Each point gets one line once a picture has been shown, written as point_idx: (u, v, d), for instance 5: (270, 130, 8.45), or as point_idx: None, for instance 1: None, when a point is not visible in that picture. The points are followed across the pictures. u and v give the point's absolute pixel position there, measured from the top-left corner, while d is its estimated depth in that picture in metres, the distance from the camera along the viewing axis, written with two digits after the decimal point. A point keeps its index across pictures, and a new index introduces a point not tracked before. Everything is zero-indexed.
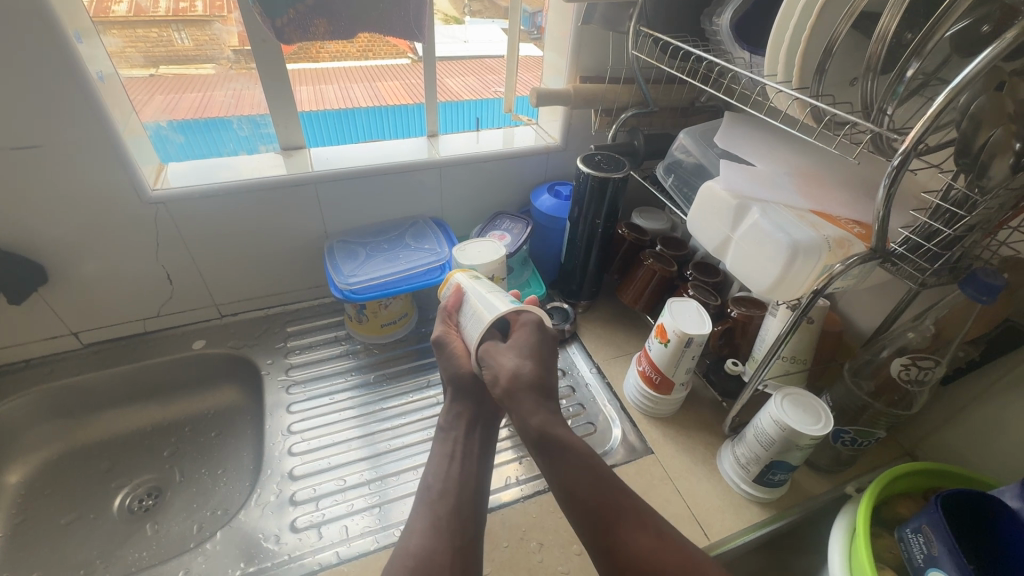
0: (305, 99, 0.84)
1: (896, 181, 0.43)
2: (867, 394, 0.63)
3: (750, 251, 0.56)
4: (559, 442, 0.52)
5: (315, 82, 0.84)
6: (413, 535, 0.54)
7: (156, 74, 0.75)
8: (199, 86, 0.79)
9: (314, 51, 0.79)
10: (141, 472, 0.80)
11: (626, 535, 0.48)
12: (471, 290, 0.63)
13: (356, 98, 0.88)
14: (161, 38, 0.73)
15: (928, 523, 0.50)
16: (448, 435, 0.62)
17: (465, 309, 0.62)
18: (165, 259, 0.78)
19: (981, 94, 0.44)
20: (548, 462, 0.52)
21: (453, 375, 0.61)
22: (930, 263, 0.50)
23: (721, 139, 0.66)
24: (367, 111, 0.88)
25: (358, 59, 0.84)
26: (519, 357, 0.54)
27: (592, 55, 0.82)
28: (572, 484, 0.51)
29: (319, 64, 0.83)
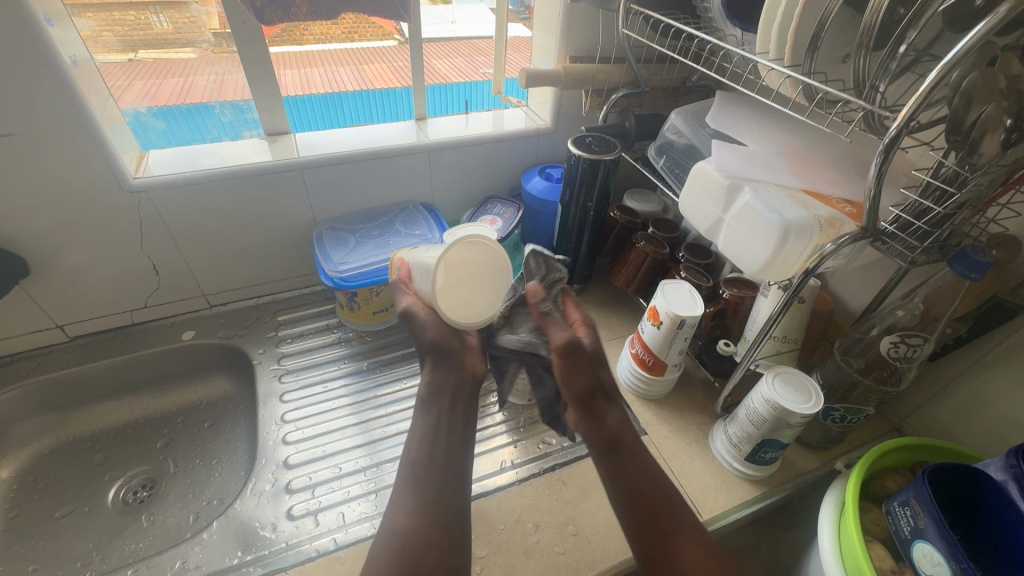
0: (291, 82, 0.82)
1: (887, 159, 0.43)
2: (856, 371, 0.64)
3: (742, 231, 0.56)
4: (629, 445, 0.62)
5: (300, 65, 0.82)
6: (399, 511, 0.54)
7: (135, 58, 0.73)
8: (181, 71, 0.76)
9: (299, 33, 0.76)
10: (134, 464, 0.80)
11: (677, 540, 0.54)
12: (414, 256, 0.65)
13: (343, 81, 0.86)
14: (139, 22, 0.71)
15: (915, 497, 0.51)
16: (431, 408, 0.61)
17: (417, 273, 0.64)
18: (150, 250, 0.77)
19: (973, 69, 0.43)
20: (615, 462, 0.61)
21: (434, 339, 0.62)
22: (920, 241, 0.50)
23: (712, 118, 0.65)
24: (354, 95, 0.86)
25: (342, 41, 0.82)
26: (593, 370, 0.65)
27: (581, 34, 0.80)
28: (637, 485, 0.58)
29: (303, 47, 0.80)
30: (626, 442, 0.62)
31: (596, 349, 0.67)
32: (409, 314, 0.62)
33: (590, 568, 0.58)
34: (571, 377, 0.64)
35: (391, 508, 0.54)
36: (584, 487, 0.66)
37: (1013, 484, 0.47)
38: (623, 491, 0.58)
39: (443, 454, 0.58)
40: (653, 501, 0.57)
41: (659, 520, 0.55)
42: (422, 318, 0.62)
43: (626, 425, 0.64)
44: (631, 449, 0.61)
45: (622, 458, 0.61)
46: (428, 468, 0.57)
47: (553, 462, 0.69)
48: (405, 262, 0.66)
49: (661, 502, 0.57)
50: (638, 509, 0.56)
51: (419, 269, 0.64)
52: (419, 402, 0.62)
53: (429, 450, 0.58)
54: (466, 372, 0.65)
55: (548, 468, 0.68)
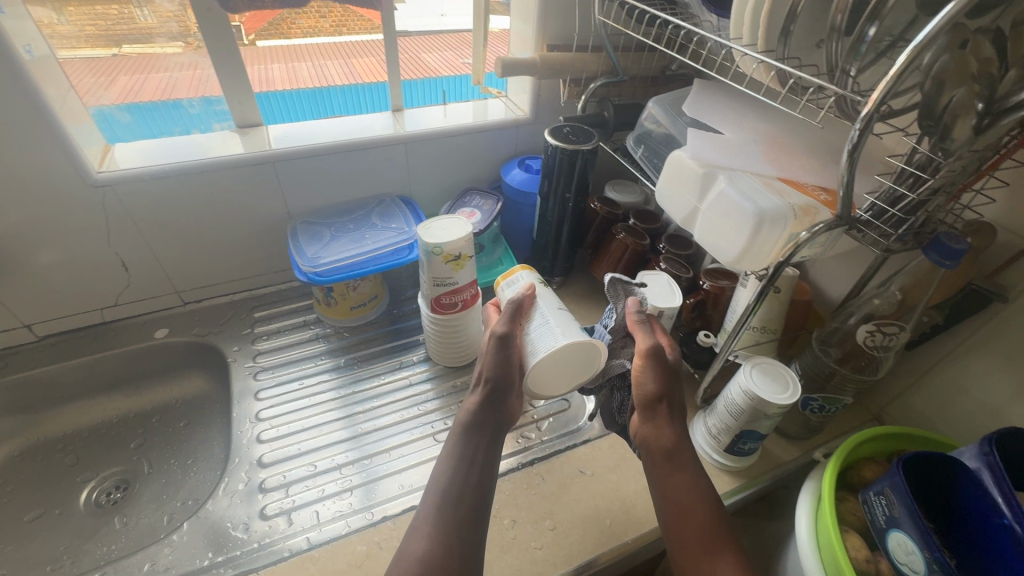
0: (279, 77, 0.83)
1: (859, 145, 0.42)
2: (834, 360, 0.64)
3: (717, 221, 0.55)
4: (682, 464, 0.58)
5: (287, 59, 0.82)
6: (418, 538, 0.49)
7: (119, 53, 0.72)
8: (165, 66, 0.75)
9: (285, 26, 0.76)
10: (107, 465, 0.78)
11: (711, 556, 0.52)
12: (544, 301, 0.62)
13: (332, 76, 0.86)
14: (123, 15, 0.69)
15: (890, 486, 0.51)
16: (471, 436, 0.57)
17: (536, 320, 0.61)
18: (118, 246, 0.75)
19: (945, 53, 0.41)
20: (669, 472, 0.58)
21: (497, 375, 0.59)
22: (894, 229, 0.49)
23: (689, 107, 0.64)
24: (343, 89, 0.87)
25: (331, 36, 0.82)
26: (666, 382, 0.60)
27: (557, 23, 0.79)
28: (682, 501, 0.56)
29: (291, 41, 0.80)
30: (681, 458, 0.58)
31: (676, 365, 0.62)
32: (505, 339, 0.60)
33: (568, 563, 0.58)
34: (646, 377, 0.60)
35: (410, 535, 0.50)
36: (563, 481, 0.65)
37: (986, 471, 0.47)
38: (670, 503, 0.56)
39: (475, 478, 0.55)
40: (702, 522, 0.54)
41: (704, 535, 0.53)
42: (506, 354, 0.59)
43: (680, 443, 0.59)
44: (681, 466, 0.58)
45: (677, 474, 0.57)
46: (454, 496, 0.52)
47: (532, 457, 0.68)
48: (532, 294, 0.63)
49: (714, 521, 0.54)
50: (687, 525, 0.54)
51: (537, 318, 0.61)
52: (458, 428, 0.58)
53: (463, 478, 0.54)
54: (503, 416, 0.61)
55: (527, 462, 0.67)
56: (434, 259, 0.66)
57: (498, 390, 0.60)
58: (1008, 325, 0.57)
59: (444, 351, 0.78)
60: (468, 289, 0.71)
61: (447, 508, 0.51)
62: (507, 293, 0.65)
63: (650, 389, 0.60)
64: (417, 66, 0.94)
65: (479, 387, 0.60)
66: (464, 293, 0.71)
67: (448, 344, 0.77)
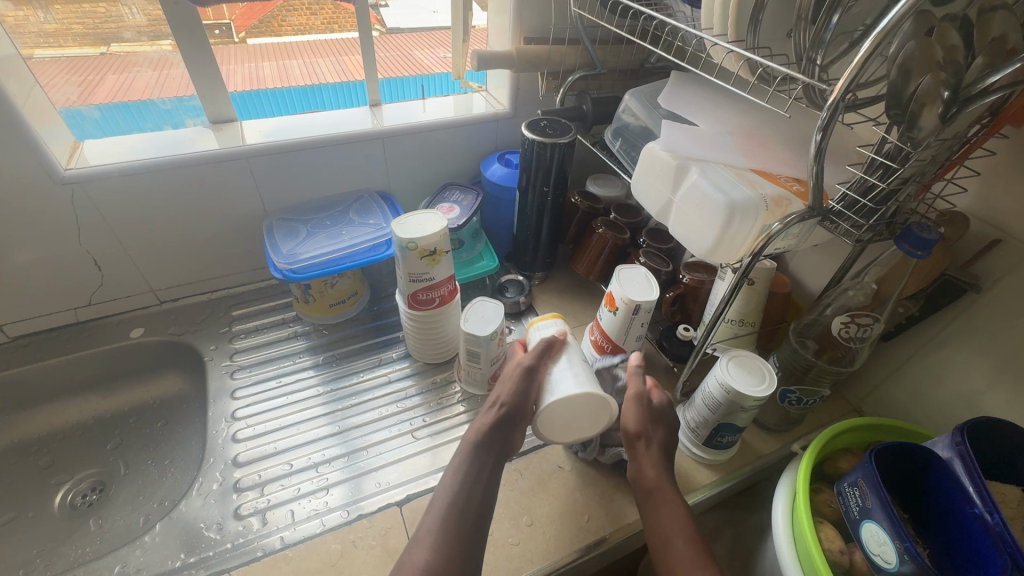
0: (269, 75, 0.84)
1: (827, 134, 0.41)
2: (811, 353, 0.63)
3: (690, 213, 0.55)
4: (666, 499, 0.56)
5: (278, 57, 0.85)
6: (420, 549, 0.49)
7: (107, 53, 0.73)
8: (153, 65, 0.75)
9: (276, 24, 0.80)
10: (83, 467, 0.77)
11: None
12: (574, 349, 0.62)
13: (323, 74, 0.87)
14: (110, 14, 0.70)
15: (863, 477, 0.51)
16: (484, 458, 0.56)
17: (564, 363, 0.60)
18: (90, 245, 0.74)
19: (911, 39, 0.41)
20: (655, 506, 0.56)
21: (513, 401, 0.58)
22: (865, 219, 0.50)
23: (665, 99, 0.63)
24: (335, 86, 0.87)
25: (323, 33, 0.85)
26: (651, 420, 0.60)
27: (533, 15, 0.78)
28: (664, 534, 0.54)
29: (282, 39, 0.83)
30: (663, 492, 0.56)
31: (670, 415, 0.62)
32: (528, 370, 0.59)
33: (545, 558, 0.58)
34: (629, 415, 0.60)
35: (416, 544, 0.50)
36: (541, 476, 0.65)
37: (958, 460, 0.47)
38: (658, 531, 0.54)
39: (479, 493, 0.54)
40: (684, 552, 0.52)
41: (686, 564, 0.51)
42: (528, 386, 0.59)
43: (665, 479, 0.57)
44: (665, 500, 0.56)
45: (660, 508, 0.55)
46: (453, 510, 0.52)
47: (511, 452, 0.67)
48: (563, 340, 0.63)
49: (699, 552, 0.52)
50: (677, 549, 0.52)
51: (566, 362, 0.60)
52: (468, 446, 0.57)
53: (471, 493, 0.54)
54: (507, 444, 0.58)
55: None
56: (409, 254, 0.65)
57: (511, 420, 0.58)
58: (981, 315, 0.57)
59: (423, 348, 0.78)
60: (446, 284, 0.71)
61: (446, 518, 0.51)
62: (536, 334, 0.65)
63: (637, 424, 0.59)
64: (412, 65, 0.93)
65: (492, 410, 0.59)
66: (442, 288, 0.71)
67: (427, 340, 0.76)
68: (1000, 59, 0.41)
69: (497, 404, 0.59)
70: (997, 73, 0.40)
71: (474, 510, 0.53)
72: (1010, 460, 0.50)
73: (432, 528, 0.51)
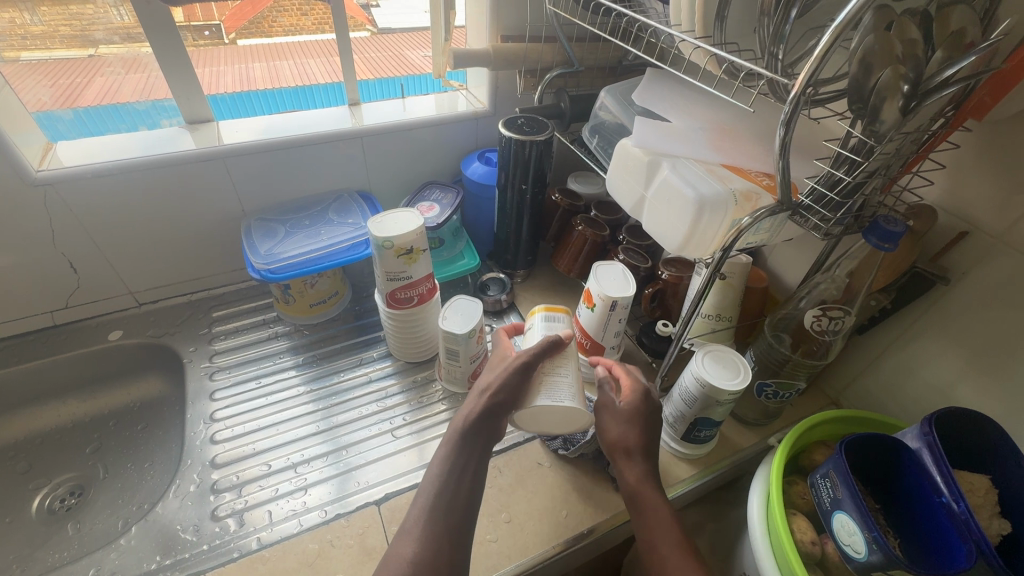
0: (259, 75, 0.85)
1: (790, 128, 0.42)
2: (786, 348, 0.64)
3: (662, 209, 0.55)
4: (651, 504, 0.54)
5: (268, 58, 0.86)
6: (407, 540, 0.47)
7: (96, 54, 0.73)
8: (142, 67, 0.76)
9: (266, 23, 0.83)
10: (61, 471, 0.77)
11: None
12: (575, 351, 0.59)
13: (313, 74, 0.88)
14: (99, 14, 0.70)
15: (834, 469, 0.51)
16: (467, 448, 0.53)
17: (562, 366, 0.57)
18: (65, 248, 0.73)
19: (871, 34, 0.42)
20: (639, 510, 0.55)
21: (506, 394, 0.55)
22: (833, 213, 0.50)
23: (639, 95, 0.64)
24: (326, 86, 0.87)
25: (314, 34, 0.88)
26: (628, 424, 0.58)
27: (510, 13, 0.78)
28: (648, 541, 0.53)
29: (272, 39, 0.86)
30: (647, 497, 0.55)
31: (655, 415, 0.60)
32: (524, 368, 0.55)
33: (523, 554, 0.58)
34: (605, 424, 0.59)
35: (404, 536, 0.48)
36: (520, 473, 0.65)
37: (925, 450, 0.48)
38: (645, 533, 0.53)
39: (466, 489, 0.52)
40: (668, 559, 0.51)
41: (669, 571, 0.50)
42: (524, 380, 0.55)
43: (649, 483, 0.56)
44: (649, 506, 0.54)
45: (644, 516, 0.54)
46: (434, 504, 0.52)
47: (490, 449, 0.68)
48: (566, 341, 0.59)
49: (684, 558, 0.51)
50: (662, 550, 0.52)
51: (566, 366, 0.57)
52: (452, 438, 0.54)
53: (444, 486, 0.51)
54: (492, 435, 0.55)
55: None
56: (385, 253, 0.65)
57: (501, 412, 0.55)
58: (951, 306, 0.57)
59: (404, 347, 0.78)
60: (424, 282, 0.71)
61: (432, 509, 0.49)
62: (536, 326, 0.61)
63: (624, 435, 0.57)
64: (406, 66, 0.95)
65: (481, 398, 0.55)
66: (420, 287, 0.71)
67: (407, 339, 0.76)
68: (958, 53, 0.42)
69: (488, 394, 0.55)
70: (954, 66, 0.41)
71: (460, 506, 0.51)
72: (976, 449, 0.51)
73: (412, 517, 0.49)
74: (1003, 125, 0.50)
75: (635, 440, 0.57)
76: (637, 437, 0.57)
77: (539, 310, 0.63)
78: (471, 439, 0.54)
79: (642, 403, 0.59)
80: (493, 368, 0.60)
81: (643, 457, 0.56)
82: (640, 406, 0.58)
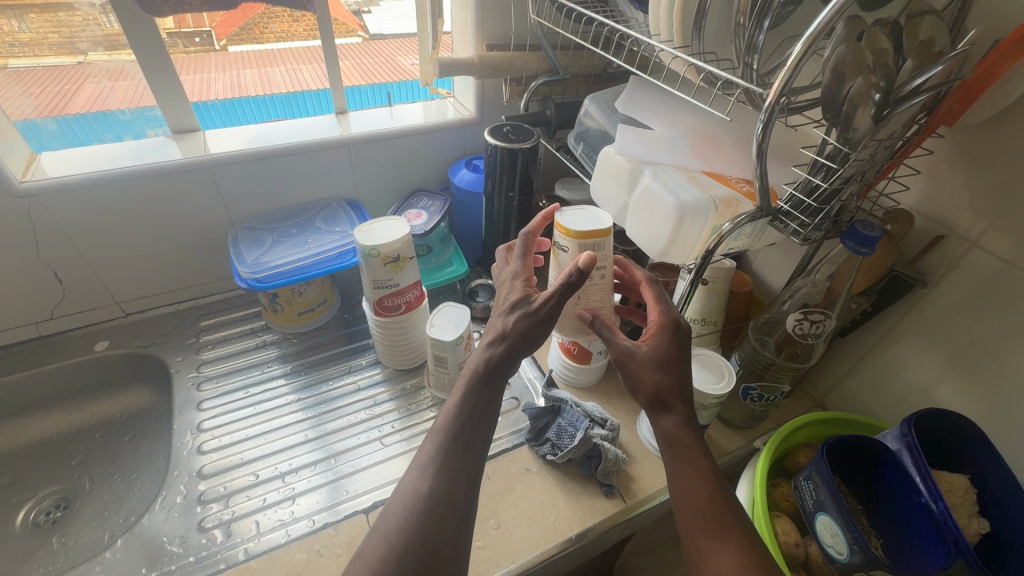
0: (252, 83, 0.84)
1: (766, 135, 0.42)
2: (771, 351, 0.65)
3: (645, 215, 0.56)
4: (690, 455, 0.50)
5: (259, 64, 0.84)
6: (384, 525, 0.45)
7: (84, 61, 0.72)
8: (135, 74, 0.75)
9: (257, 31, 0.79)
10: (46, 484, 0.76)
11: (710, 547, 0.45)
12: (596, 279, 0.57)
13: (306, 81, 0.86)
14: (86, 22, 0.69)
15: (817, 471, 0.52)
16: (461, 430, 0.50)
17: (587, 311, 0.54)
18: (50, 259, 0.73)
19: (842, 44, 0.43)
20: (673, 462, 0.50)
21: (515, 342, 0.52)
22: (811, 218, 0.51)
23: (621, 104, 0.65)
24: (318, 94, 0.87)
25: (306, 40, 0.83)
26: (657, 371, 0.51)
27: (494, 22, 0.79)
28: (682, 490, 0.49)
29: (263, 45, 0.82)
30: (683, 445, 0.50)
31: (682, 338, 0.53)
32: (545, 318, 0.52)
33: (512, 560, 0.58)
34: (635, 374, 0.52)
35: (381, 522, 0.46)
36: (509, 479, 0.65)
37: (906, 451, 0.48)
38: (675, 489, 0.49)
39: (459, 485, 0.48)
40: (704, 512, 0.47)
41: (706, 523, 0.46)
42: (534, 327, 0.52)
43: (689, 433, 0.51)
44: (689, 459, 0.50)
45: (681, 467, 0.50)
46: None
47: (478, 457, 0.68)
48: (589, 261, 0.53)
49: (720, 510, 0.47)
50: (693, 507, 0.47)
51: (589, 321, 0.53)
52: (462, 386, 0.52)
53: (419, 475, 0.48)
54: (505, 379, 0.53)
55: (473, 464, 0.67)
56: (372, 261, 0.66)
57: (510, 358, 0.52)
58: (930, 307, 0.58)
59: (392, 354, 0.78)
60: (411, 290, 0.71)
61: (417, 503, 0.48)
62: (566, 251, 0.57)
63: (656, 384, 0.51)
64: (399, 72, 0.94)
65: (488, 352, 0.53)
66: (408, 294, 0.71)
67: (396, 347, 0.76)
68: (928, 61, 0.43)
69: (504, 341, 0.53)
70: (923, 76, 0.42)
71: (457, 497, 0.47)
72: (956, 448, 0.51)
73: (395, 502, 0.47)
74: (973, 130, 0.51)
75: (669, 388, 0.51)
76: (673, 383, 0.51)
77: (575, 236, 0.56)
78: (486, 387, 0.52)
79: (669, 340, 0.52)
80: (506, 306, 0.54)
81: (680, 405, 0.51)
82: (669, 347, 0.52)
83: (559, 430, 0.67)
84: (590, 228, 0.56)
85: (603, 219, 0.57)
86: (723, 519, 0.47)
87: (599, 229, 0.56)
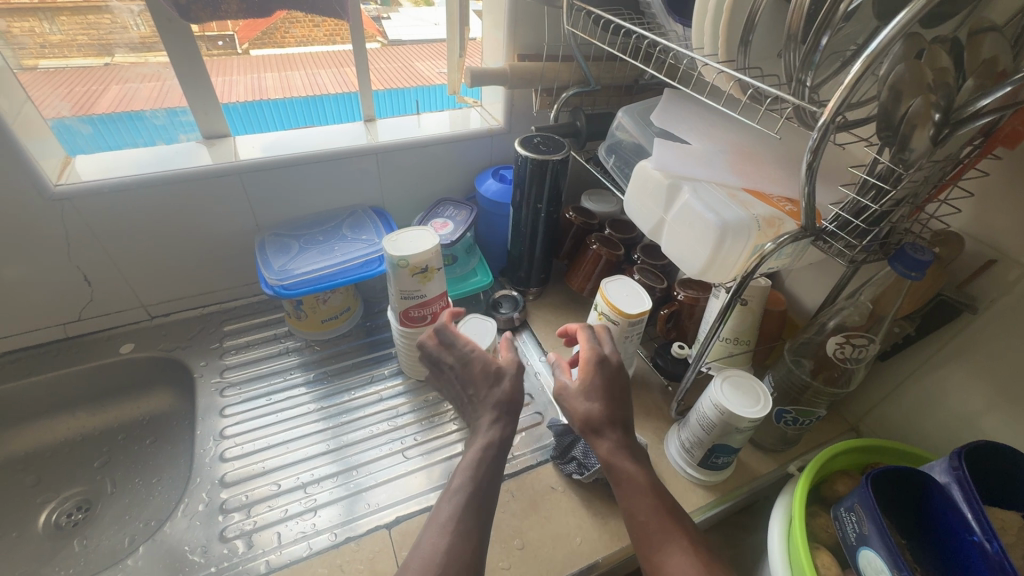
0: (272, 86, 0.83)
1: (818, 154, 0.40)
2: (807, 373, 0.63)
3: (682, 233, 0.55)
4: (628, 473, 0.52)
5: (281, 67, 0.83)
6: None
7: (112, 63, 0.71)
8: (158, 73, 0.74)
9: (280, 35, 0.78)
10: (69, 485, 0.76)
11: (659, 557, 0.48)
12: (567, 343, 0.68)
13: (324, 84, 0.86)
14: (118, 24, 0.68)
15: (860, 502, 0.50)
16: None
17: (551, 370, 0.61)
18: (80, 260, 0.73)
19: (901, 62, 0.41)
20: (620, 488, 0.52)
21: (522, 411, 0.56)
22: (859, 239, 0.49)
23: (657, 116, 0.63)
24: (336, 99, 0.87)
25: (327, 45, 0.83)
26: (584, 399, 0.55)
27: (528, 32, 0.79)
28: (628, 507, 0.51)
29: (284, 49, 0.81)
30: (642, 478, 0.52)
31: (619, 373, 0.57)
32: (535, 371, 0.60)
33: None
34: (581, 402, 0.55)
35: None
36: (534, 498, 0.64)
37: (956, 486, 0.46)
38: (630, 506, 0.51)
39: None
40: (647, 523, 0.50)
41: (652, 533, 0.49)
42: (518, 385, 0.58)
43: (625, 451, 0.53)
44: (625, 476, 0.52)
45: (624, 487, 0.52)
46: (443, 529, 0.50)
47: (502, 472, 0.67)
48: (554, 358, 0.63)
49: (662, 517, 0.50)
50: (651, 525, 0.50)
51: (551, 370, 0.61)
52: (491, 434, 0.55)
53: None
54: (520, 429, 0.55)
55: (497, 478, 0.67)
56: (400, 272, 0.65)
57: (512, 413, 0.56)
58: (978, 335, 0.56)
59: (415, 364, 0.77)
60: (438, 301, 0.71)
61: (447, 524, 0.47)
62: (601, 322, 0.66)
63: (585, 412, 0.55)
64: (416, 78, 0.93)
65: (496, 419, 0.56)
66: (434, 305, 0.70)
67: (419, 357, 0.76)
68: (990, 82, 0.41)
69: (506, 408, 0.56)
70: (987, 97, 0.40)
71: None
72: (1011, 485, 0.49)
73: None
74: None
75: (598, 415, 0.54)
76: (601, 409, 0.54)
77: (623, 316, 0.64)
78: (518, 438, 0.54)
79: (601, 374, 0.56)
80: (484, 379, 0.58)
81: (612, 429, 0.54)
82: (597, 376, 0.56)
83: (586, 449, 0.65)
84: (634, 310, 0.65)
85: (644, 299, 0.66)
86: (668, 525, 0.50)
87: (643, 312, 0.64)
